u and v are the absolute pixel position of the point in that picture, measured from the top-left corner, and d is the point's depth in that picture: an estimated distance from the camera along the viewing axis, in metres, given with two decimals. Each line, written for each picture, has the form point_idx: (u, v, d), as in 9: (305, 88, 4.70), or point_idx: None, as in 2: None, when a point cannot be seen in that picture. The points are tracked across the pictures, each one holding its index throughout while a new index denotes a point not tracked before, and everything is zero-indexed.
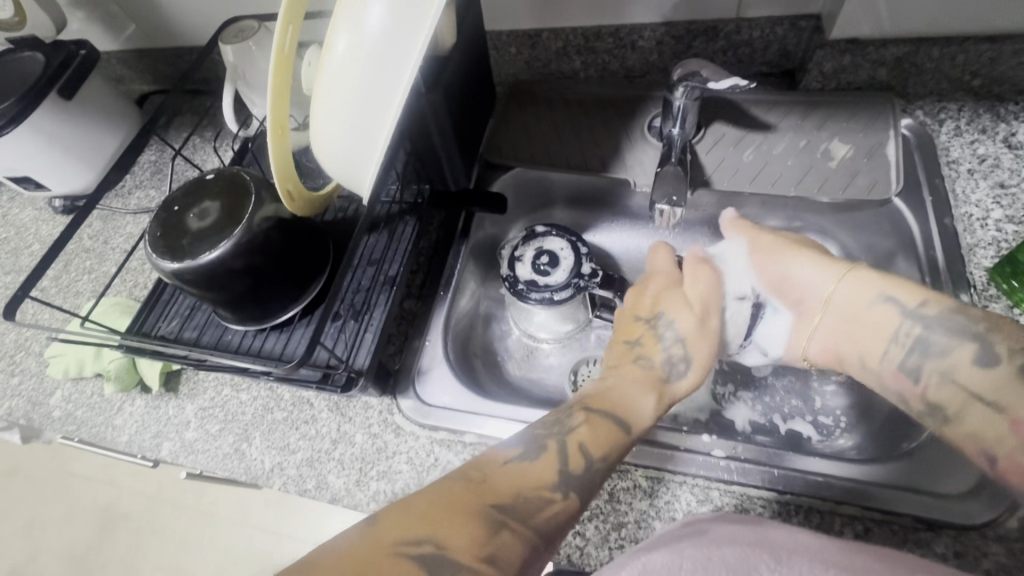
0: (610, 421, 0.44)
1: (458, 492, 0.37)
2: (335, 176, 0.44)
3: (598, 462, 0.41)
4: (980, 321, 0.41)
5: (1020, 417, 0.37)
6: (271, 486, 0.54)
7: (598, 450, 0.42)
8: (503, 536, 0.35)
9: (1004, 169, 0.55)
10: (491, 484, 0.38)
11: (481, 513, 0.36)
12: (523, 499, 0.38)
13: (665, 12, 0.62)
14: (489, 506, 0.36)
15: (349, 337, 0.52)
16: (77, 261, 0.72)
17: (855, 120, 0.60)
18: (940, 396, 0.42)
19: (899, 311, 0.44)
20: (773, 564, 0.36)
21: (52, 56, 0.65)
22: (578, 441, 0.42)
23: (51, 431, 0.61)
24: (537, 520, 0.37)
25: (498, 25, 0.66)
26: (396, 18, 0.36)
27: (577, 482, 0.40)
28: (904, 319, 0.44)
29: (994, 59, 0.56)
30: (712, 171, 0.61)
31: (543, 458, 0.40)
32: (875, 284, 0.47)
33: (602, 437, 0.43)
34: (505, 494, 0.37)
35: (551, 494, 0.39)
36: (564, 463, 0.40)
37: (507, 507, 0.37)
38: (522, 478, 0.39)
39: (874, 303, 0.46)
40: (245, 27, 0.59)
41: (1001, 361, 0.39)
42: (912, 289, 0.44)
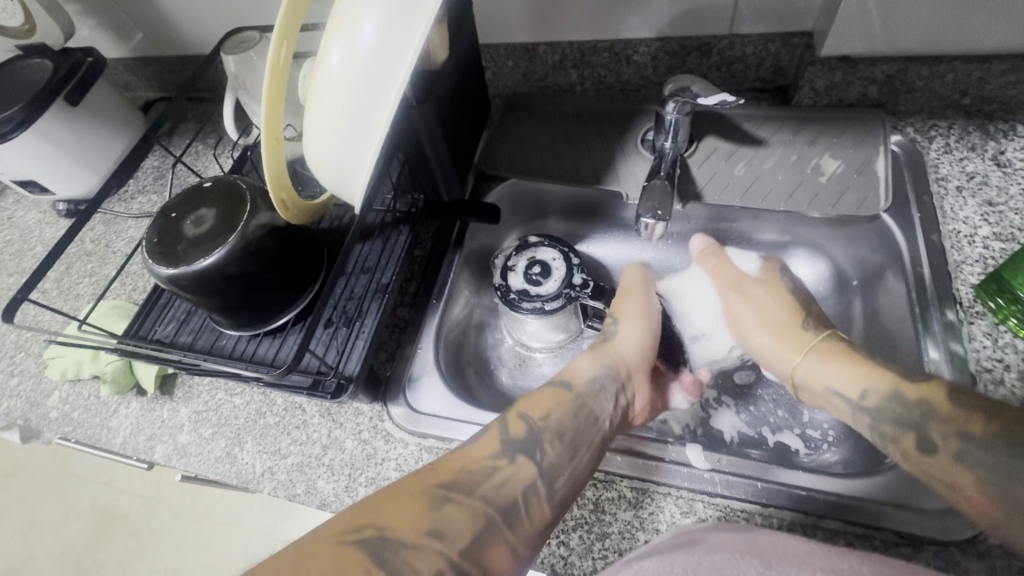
0: (574, 399, 0.46)
1: (404, 483, 0.39)
2: (329, 185, 0.45)
3: (540, 425, 0.44)
4: (914, 408, 0.41)
5: (969, 490, 0.37)
6: (262, 490, 0.54)
7: (540, 414, 0.45)
8: (447, 510, 0.37)
9: (993, 186, 0.56)
10: (436, 467, 0.40)
11: (425, 495, 0.38)
12: (468, 474, 0.40)
13: (660, 27, 0.63)
14: (437, 485, 0.39)
15: (340, 343, 0.53)
16: (79, 264, 0.73)
17: (846, 136, 0.60)
18: (905, 467, 0.41)
19: (848, 404, 0.46)
20: (762, 567, 0.37)
21: (60, 63, 0.67)
22: (520, 412, 0.45)
23: (48, 432, 0.62)
24: (487, 490, 0.39)
25: (496, 38, 0.67)
26: (387, 33, 0.37)
27: (520, 448, 0.42)
28: (852, 409, 0.45)
29: (983, 78, 0.57)
30: (704, 185, 0.61)
31: (484, 436, 0.43)
32: (823, 366, 0.49)
33: (542, 402, 0.46)
34: (449, 473, 0.40)
35: (502, 462, 0.41)
36: (506, 434, 0.43)
37: (452, 484, 0.39)
38: (462, 456, 0.41)
39: (828, 394, 0.48)
40: (247, 38, 0.61)
41: (940, 449, 0.39)
42: (857, 373, 0.46)
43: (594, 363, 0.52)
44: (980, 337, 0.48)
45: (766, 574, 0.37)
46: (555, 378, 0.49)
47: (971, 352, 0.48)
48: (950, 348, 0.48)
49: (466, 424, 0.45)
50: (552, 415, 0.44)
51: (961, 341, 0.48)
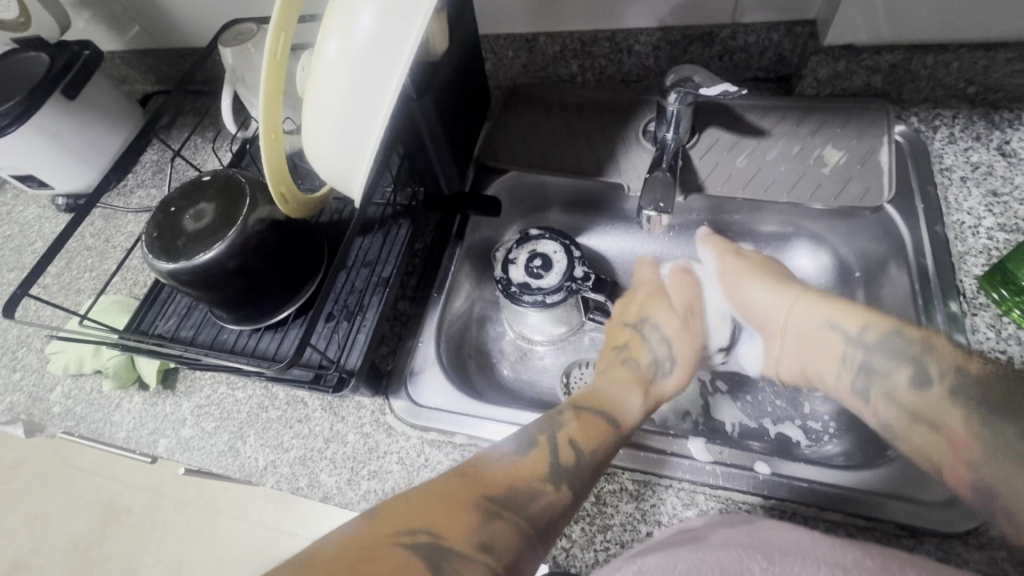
0: (597, 416, 0.46)
1: (448, 486, 0.38)
2: (328, 179, 0.44)
3: (588, 455, 0.43)
4: (914, 343, 0.44)
5: (954, 434, 0.39)
6: (265, 484, 0.54)
7: (589, 445, 0.43)
8: (495, 524, 0.37)
9: (997, 176, 0.55)
10: (487, 477, 0.40)
11: (473, 504, 0.37)
12: (514, 492, 0.39)
13: (661, 17, 0.62)
14: (483, 496, 0.38)
15: (341, 337, 0.53)
16: (79, 258, 0.73)
17: (849, 127, 0.60)
18: (889, 416, 0.44)
19: (845, 337, 0.49)
20: (765, 563, 0.37)
21: (56, 57, 0.66)
22: (569, 437, 0.43)
23: (52, 426, 0.62)
24: (530, 508, 0.39)
25: (495, 28, 0.66)
26: (385, 25, 0.37)
27: (569, 474, 0.41)
28: (846, 345, 0.48)
29: (988, 67, 0.56)
30: (705, 176, 0.61)
31: (535, 455, 0.42)
32: (822, 309, 0.52)
33: (591, 432, 0.44)
34: (496, 487, 0.39)
35: (541, 484, 0.40)
36: (555, 458, 0.42)
37: (501, 501, 0.38)
38: (521, 474, 0.40)
39: (823, 329, 0.51)
40: (244, 30, 0.60)
41: (933, 383, 0.41)
42: (855, 315, 0.49)
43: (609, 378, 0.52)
44: (983, 329, 0.48)
45: (771, 569, 0.36)
46: (586, 401, 0.48)
47: (973, 344, 0.48)
48: (953, 340, 0.48)
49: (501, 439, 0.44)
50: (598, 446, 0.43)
51: (964, 333, 0.48)
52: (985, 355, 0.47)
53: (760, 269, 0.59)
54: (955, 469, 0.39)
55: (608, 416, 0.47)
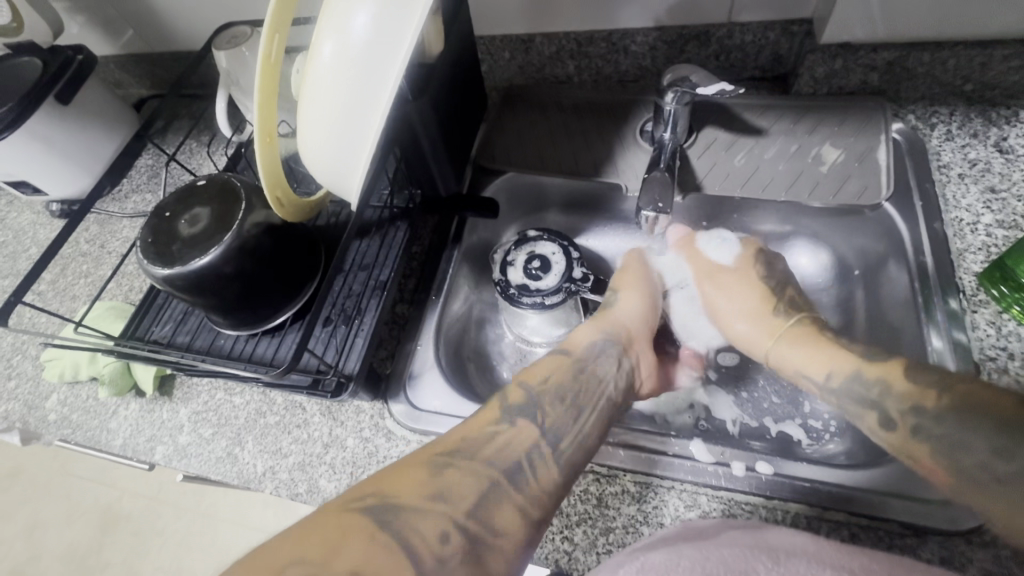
0: (579, 396, 0.46)
1: (407, 456, 0.39)
2: (325, 182, 0.44)
3: (566, 436, 0.43)
4: (872, 385, 0.44)
5: (928, 463, 0.39)
6: (263, 490, 0.54)
7: (540, 381, 0.46)
8: (455, 483, 0.38)
9: (995, 173, 0.55)
10: (443, 437, 0.41)
11: (426, 462, 0.39)
12: (486, 457, 0.40)
13: (657, 17, 0.62)
14: (441, 456, 0.40)
15: (339, 342, 0.52)
16: (74, 265, 0.72)
17: (847, 125, 0.60)
18: (900, 452, 0.41)
19: (817, 385, 0.48)
20: (770, 562, 0.36)
21: (49, 61, 0.66)
22: (521, 381, 0.46)
23: (47, 434, 0.62)
24: (504, 478, 0.39)
25: (491, 29, 0.66)
26: (380, 25, 0.37)
27: (546, 450, 0.41)
28: (824, 397, 0.48)
29: (985, 64, 0.56)
30: (704, 176, 0.61)
31: (486, 407, 0.44)
32: (797, 349, 0.51)
33: (544, 368, 0.48)
34: (453, 444, 0.41)
35: (516, 453, 0.41)
36: (506, 401, 0.44)
37: (454, 452, 0.40)
38: (474, 425, 0.42)
39: (800, 377, 0.50)
40: (238, 34, 0.60)
41: (896, 425, 0.41)
42: (822, 363, 0.48)
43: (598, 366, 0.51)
44: (984, 325, 0.48)
45: (776, 570, 0.36)
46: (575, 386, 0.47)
47: (974, 341, 0.48)
48: (954, 337, 0.48)
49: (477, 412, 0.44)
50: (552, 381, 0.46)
51: (965, 330, 0.48)
52: (986, 352, 0.47)
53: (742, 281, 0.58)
54: (939, 478, 0.39)
55: (596, 402, 0.46)
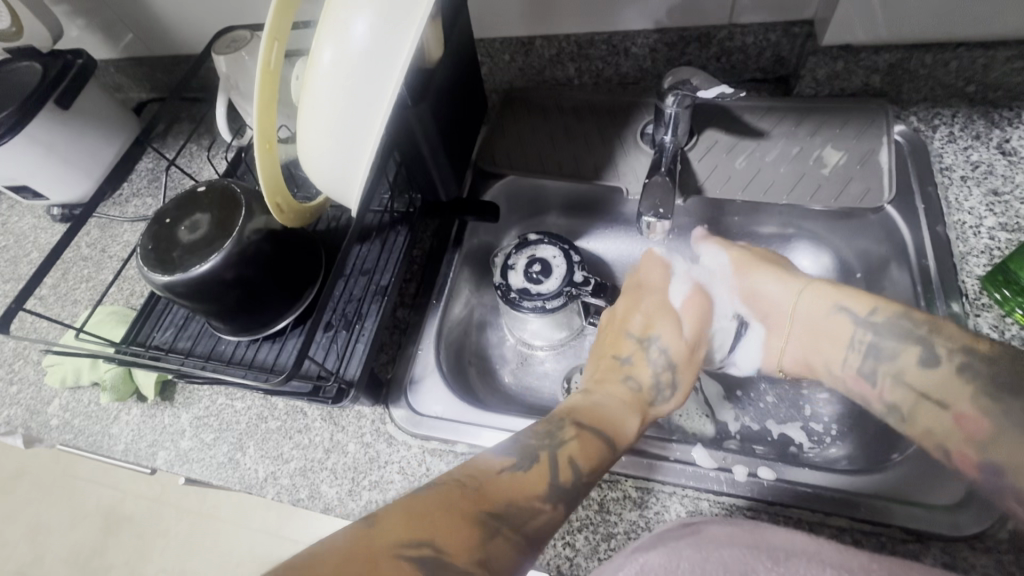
0: (597, 435, 0.44)
1: (455, 504, 0.36)
2: (325, 189, 0.44)
3: (587, 476, 0.42)
4: (921, 324, 0.44)
5: (962, 413, 0.40)
6: (265, 495, 0.54)
7: (590, 466, 0.42)
8: (494, 541, 0.35)
9: (998, 175, 0.55)
10: (487, 492, 0.38)
11: (474, 521, 0.36)
12: (514, 506, 0.38)
13: (658, 18, 0.61)
14: (484, 512, 0.37)
15: (340, 347, 0.52)
16: (75, 268, 0.73)
17: (848, 128, 0.59)
18: (895, 398, 0.45)
19: (853, 319, 0.48)
20: (770, 562, 0.37)
21: (49, 66, 0.66)
22: (569, 453, 0.42)
23: (49, 440, 0.62)
24: (526, 527, 0.37)
25: (490, 32, 0.66)
26: (379, 33, 0.36)
27: (566, 494, 0.40)
28: (856, 326, 0.48)
29: (987, 66, 0.56)
30: (704, 179, 0.61)
31: (535, 470, 0.41)
32: (831, 291, 0.51)
33: (592, 450, 0.43)
34: (498, 503, 0.38)
35: (541, 503, 0.39)
36: (555, 475, 0.41)
37: (501, 516, 0.37)
38: (514, 487, 0.39)
39: (830, 313, 0.50)
40: (237, 38, 0.60)
41: (942, 362, 0.42)
42: (862, 299, 0.48)
43: (608, 390, 0.51)
44: (986, 329, 0.48)
45: (775, 569, 0.37)
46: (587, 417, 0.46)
47: None
48: None
49: (495, 450, 0.42)
50: (597, 467, 0.42)
51: None
52: None
53: (763, 256, 0.58)
54: (964, 453, 0.40)
55: (606, 435, 0.45)
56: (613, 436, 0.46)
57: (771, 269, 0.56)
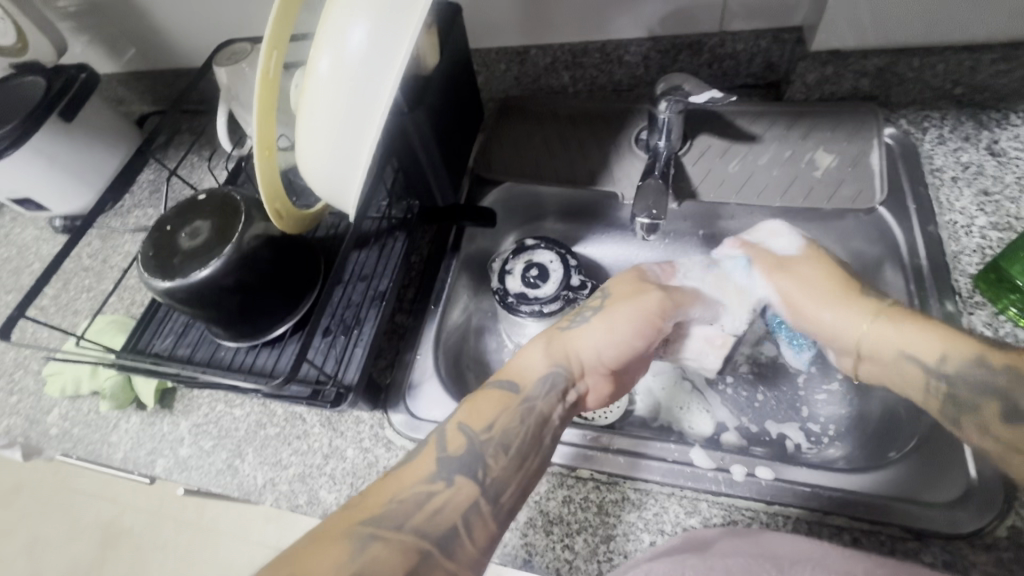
0: (492, 391, 0.46)
1: (327, 525, 0.37)
2: (323, 194, 0.45)
3: (480, 436, 0.43)
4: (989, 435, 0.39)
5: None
6: (263, 502, 0.54)
7: (481, 425, 0.43)
8: (372, 549, 0.36)
9: (988, 176, 0.56)
10: (365, 500, 0.39)
11: (348, 534, 0.36)
12: (398, 503, 0.39)
13: (650, 26, 0.63)
14: (360, 524, 0.37)
15: (338, 352, 0.53)
16: (77, 279, 0.73)
17: (840, 131, 0.60)
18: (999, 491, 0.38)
19: (924, 368, 0.42)
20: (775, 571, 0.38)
21: (53, 80, 0.67)
22: (459, 423, 0.44)
23: (49, 449, 0.62)
24: (413, 518, 0.38)
25: (487, 42, 0.67)
26: (374, 41, 0.37)
27: (456, 463, 0.41)
28: (931, 378, 0.42)
29: (974, 69, 0.57)
30: (699, 183, 0.62)
31: (423, 453, 0.42)
32: (896, 335, 0.44)
33: (484, 410, 0.44)
34: (378, 505, 0.39)
35: (432, 485, 0.40)
36: (444, 450, 0.42)
37: (382, 517, 0.38)
38: (395, 483, 0.40)
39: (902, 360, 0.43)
40: (238, 50, 0.61)
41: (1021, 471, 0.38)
42: (930, 343, 0.42)
43: (531, 344, 0.50)
44: (980, 327, 0.48)
45: None
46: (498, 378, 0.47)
47: None
48: None
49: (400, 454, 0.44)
50: (498, 424, 0.44)
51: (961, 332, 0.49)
52: None
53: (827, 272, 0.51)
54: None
55: (514, 390, 0.46)
56: (518, 388, 0.46)
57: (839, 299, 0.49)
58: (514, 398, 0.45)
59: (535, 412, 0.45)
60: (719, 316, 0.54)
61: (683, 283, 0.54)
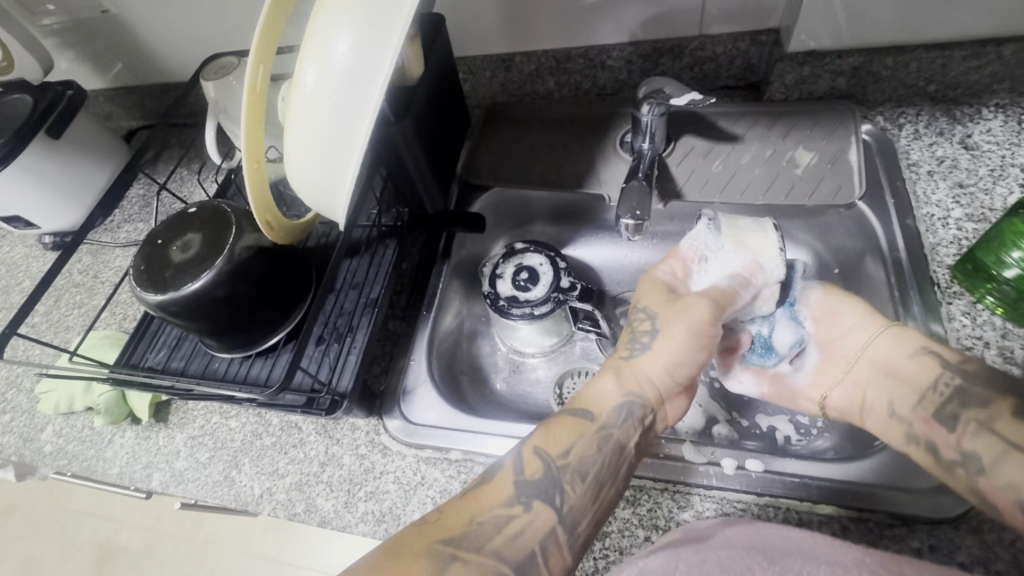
0: (569, 415, 0.45)
1: (405, 539, 0.39)
2: (314, 205, 0.45)
3: (556, 463, 0.42)
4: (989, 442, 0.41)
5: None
6: (261, 512, 0.54)
7: (557, 450, 0.43)
8: (451, 571, 0.37)
9: (962, 169, 0.57)
10: (443, 518, 0.40)
11: (427, 553, 0.38)
12: (474, 527, 0.40)
13: (632, 31, 0.64)
14: (439, 543, 0.39)
15: (332, 360, 0.53)
16: (68, 295, 0.73)
17: (819, 129, 0.62)
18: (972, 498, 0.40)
19: (941, 363, 0.45)
20: (764, 562, 0.38)
21: (39, 98, 0.66)
22: (534, 447, 0.43)
23: (43, 466, 0.62)
24: (490, 542, 0.39)
25: (471, 50, 0.68)
26: (359, 53, 0.38)
27: (533, 490, 0.41)
28: (944, 369, 0.45)
29: (946, 66, 0.58)
30: (683, 183, 0.63)
31: (499, 476, 0.42)
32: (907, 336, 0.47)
33: (560, 435, 0.44)
34: (457, 525, 0.40)
35: (509, 509, 0.41)
36: (520, 472, 0.42)
37: (460, 540, 0.39)
38: (475, 503, 0.41)
39: (914, 355, 0.46)
40: (225, 64, 0.62)
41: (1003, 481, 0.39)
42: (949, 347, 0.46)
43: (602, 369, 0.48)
44: (959, 316, 0.50)
45: (771, 568, 0.38)
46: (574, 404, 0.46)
47: (950, 333, 0.49)
48: (931, 329, 0.50)
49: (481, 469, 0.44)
50: (575, 449, 0.43)
51: (942, 322, 0.50)
52: (962, 342, 0.49)
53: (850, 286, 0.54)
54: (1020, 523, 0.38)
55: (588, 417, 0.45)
56: (594, 417, 0.45)
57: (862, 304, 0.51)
58: (591, 427, 0.44)
59: (611, 441, 0.44)
60: (759, 286, 0.50)
61: (703, 282, 0.50)
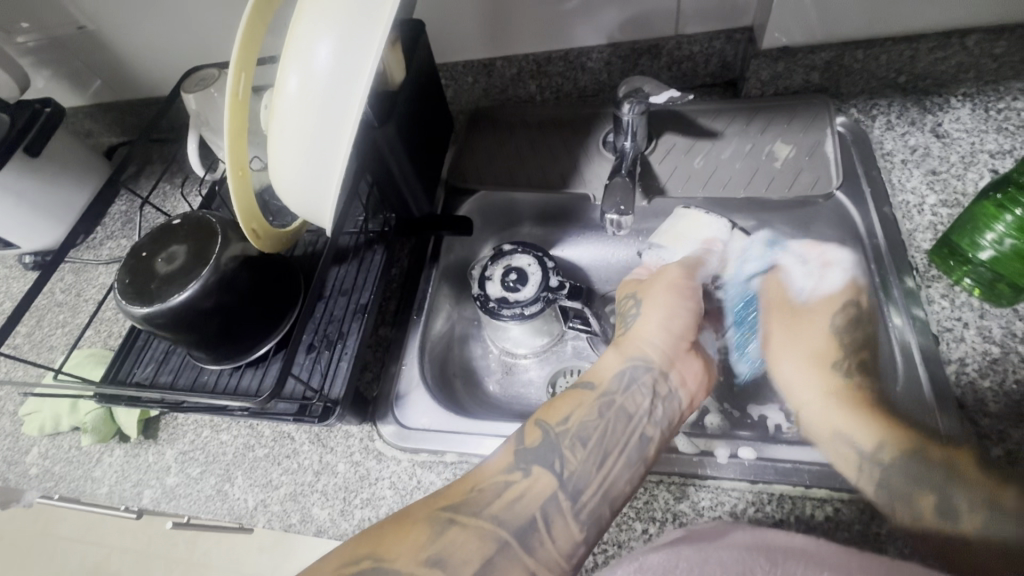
0: (573, 388, 0.48)
1: (410, 511, 0.41)
2: (301, 211, 0.45)
3: (556, 430, 0.45)
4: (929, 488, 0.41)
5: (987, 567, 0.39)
6: (255, 524, 0.53)
7: (558, 420, 0.45)
8: (449, 534, 0.39)
9: (935, 157, 0.59)
10: (448, 489, 0.43)
11: (428, 519, 0.40)
12: (475, 496, 0.42)
13: (610, 33, 0.65)
14: (442, 510, 0.41)
15: (323, 367, 0.53)
16: (50, 315, 0.72)
17: (795, 123, 0.63)
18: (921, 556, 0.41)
19: (859, 454, 0.44)
20: (767, 564, 0.39)
21: (16, 116, 0.65)
22: (535, 419, 0.46)
23: (29, 490, 0.60)
24: (488, 508, 0.41)
25: (452, 56, 0.69)
26: (341, 57, 0.39)
27: (533, 455, 0.43)
28: (861, 457, 0.44)
29: (914, 57, 0.60)
30: (666, 180, 0.64)
31: (502, 452, 0.44)
32: (839, 413, 0.47)
33: (560, 407, 0.46)
34: (460, 493, 0.42)
35: (511, 477, 0.43)
36: (522, 441, 0.44)
37: (462, 505, 0.41)
38: (476, 474, 0.43)
39: (835, 436, 0.46)
40: (206, 76, 0.61)
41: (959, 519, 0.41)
42: (870, 430, 0.45)
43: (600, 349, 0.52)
44: (938, 299, 0.51)
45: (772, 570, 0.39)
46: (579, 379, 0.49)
47: (931, 315, 0.51)
48: (912, 313, 0.51)
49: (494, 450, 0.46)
50: (576, 417, 0.45)
51: (921, 305, 0.51)
52: (942, 324, 0.50)
53: (803, 331, 0.53)
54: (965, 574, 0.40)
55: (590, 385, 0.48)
56: (594, 385, 0.48)
57: (801, 363, 0.52)
58: (591, 392, 0.47)
59: (614, 403, 0.46)
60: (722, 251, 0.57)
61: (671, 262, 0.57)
